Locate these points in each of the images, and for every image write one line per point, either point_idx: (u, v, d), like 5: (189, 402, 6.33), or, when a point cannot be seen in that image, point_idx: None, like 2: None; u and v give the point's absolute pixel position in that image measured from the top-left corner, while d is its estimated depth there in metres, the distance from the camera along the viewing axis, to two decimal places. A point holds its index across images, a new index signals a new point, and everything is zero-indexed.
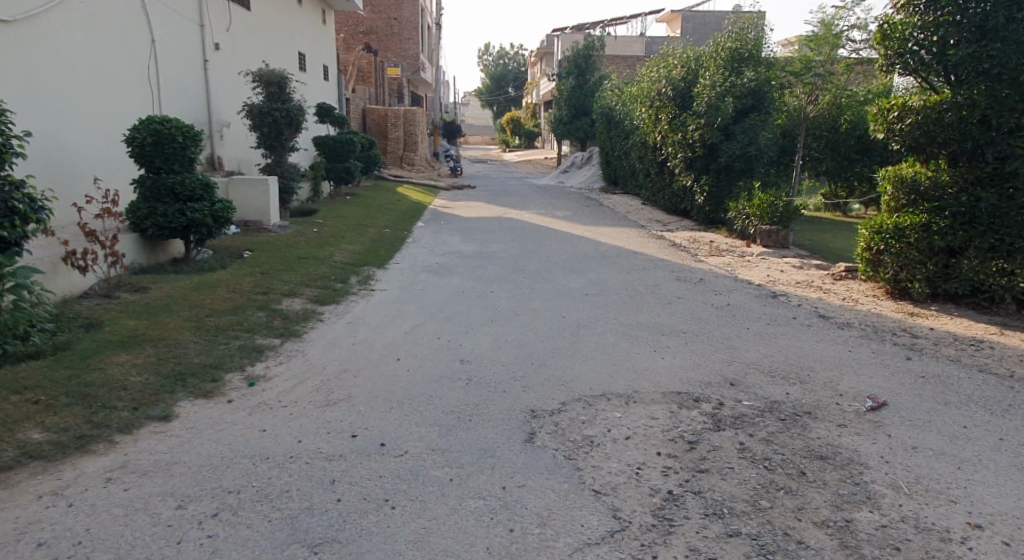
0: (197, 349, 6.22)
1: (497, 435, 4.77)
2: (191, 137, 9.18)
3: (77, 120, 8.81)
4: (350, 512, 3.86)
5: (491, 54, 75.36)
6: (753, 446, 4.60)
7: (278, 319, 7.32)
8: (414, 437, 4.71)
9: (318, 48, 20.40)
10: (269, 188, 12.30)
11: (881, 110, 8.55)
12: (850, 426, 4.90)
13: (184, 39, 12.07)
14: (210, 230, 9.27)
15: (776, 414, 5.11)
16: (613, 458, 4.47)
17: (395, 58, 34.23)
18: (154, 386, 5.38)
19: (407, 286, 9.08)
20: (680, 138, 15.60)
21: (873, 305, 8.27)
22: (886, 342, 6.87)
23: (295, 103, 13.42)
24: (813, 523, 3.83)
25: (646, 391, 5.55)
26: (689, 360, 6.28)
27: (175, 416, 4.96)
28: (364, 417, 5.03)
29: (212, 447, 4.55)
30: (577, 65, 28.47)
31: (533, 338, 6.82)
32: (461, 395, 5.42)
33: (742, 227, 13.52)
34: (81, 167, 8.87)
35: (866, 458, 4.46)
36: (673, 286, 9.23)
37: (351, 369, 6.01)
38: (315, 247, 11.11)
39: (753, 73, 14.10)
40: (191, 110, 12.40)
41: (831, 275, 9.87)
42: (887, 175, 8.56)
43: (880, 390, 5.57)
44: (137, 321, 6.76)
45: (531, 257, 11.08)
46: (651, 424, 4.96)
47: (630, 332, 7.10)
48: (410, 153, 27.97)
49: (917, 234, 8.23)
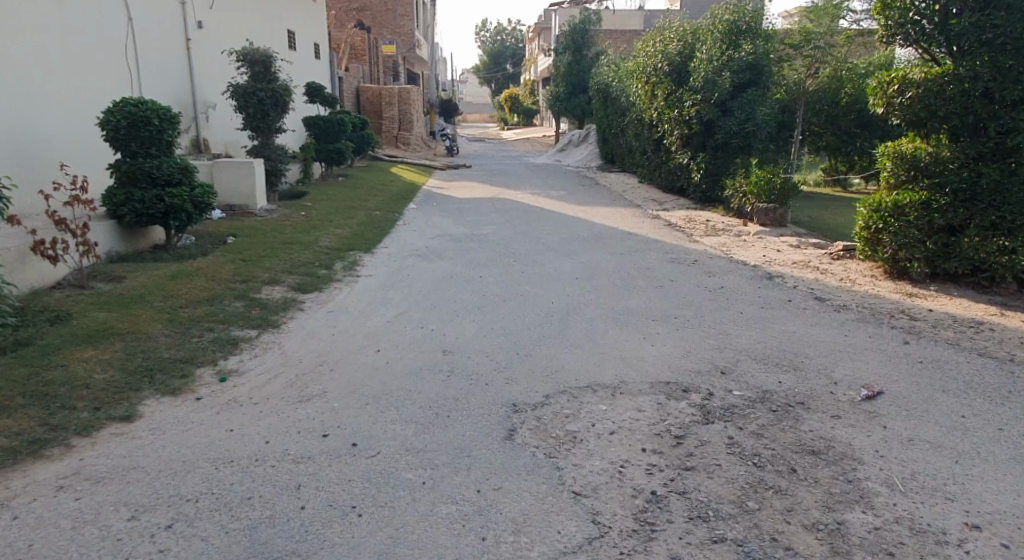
0: (167, 343, 5.98)
1: (474, 432, 4.54)
2: (168, 120, 8.89)
3: (47, 103, 8.50)
4: (313, 522, 3.67)
5: (488, 30, 74.31)
6: (742, 441, 4.37)
7: (256, 308, 7.08)
8: (388, 436, 4.49)
9: (307, 26, 19.96)
10: (255, 171, 12.00)
11: (880, 83, 8.24)
12: (846, 418, 4.67)
13: (165, 17, 11.71)
14: (190, 217, 9.00)
15: (767, 405, 4.87)
16: (595, 456, 4.25)
17: (389, 35, 33.57)
18: (118, 384, 5.16)
19: (393, 272, 8.83)
20: (676, 114, 15.22)
21: (872, 286, 8.02)
22: (883, 325, 6.63)
23: (280, 82, 13.07)
24: (802, 527, 3.61)
25: (633, 382, 5.32)
26: (680, 347, 6.04)
27: (138, 416, 4.75)
28: (337, 414, 4.80)
29: (173, 449, 4.35)
30: (574, 39, 27.77)
31: (519, 326, 6.59)
32: (441, 388, 5.19)
33: (738, 205, 13.27)
34: (52, 152, 8.58)
35: (861, 453, 4.22)
36: (666, 269, 8.98)
37: (328, 361, 5.78)
38: (301, 232, 10.85)
39: (750, 47, 13.71)
40: (173, 91, 12.06)
41: (829, 255, 9.61)
42: (886, 150, 8.26)
43: (876, 378, 5.34)
44: (107, 313, 6.52)
45: (522, 239, 10.82)
46: (637, 418, 4.73)
47: (619, 318, 6.85)
48: (405, 132, 27.57)
49: (917, 211, 7.98)
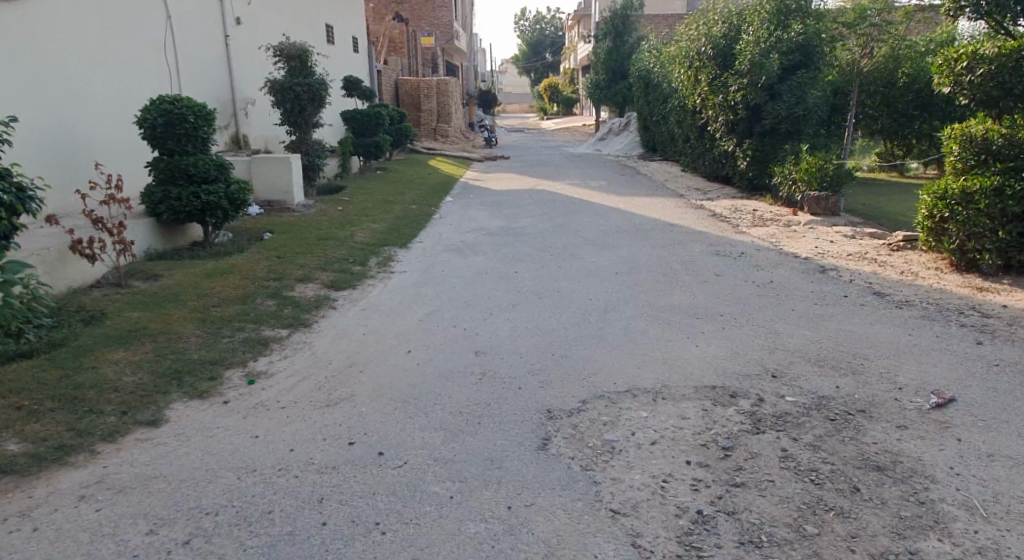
0: (197, 343, 5.79)
1: (506, 441, 4.28)
2: (204, 116, 8.77)
3: (87, 102, 8.43)
4: (335, 540, 3.48)
5: (528, 19, 73.70)
6: (796, 454, 4.04)
7: (289, 307, 6.91)
8: (417, 444, 4.26)
9: (346, 18, 19.84)
10: (292, 166, 11.88)
11: (947, 61, 7.95)
12: (913, 429, 4.30)
13: (202, 13, 11.64)
14: (227, 214, 8.88)
15: (824, 414, 4.54)
16: (635, 469, 3.97)
17: (428, 27, 33.44)
18: (146, 387, 4.98)
19: (428, 267, 8.65)
20: (721, 100, 14.75)
21: (937, 280, 7.56)
22: (953, 323, 6.21)
23: (317, 76, 12.91)
24: (868, 556, 3.28)
25: (677, 386, 5.01)
26: (727, 348, 5.70)
27: (164, 421, 4.57)
28: (364, 420, 4.59)
29: (195, 458, 4.17)
30: (615, 26, 27.28)
31: (555, 325, 6.31)
32: (472, 392, 4.94)
33: (787, 192, 12.78)
34: (92, 152, 8.51)
35: (933, 470, 3.85)
36: (711, 262, 8.60)
37: (357, 363, 5.57)
38: (337, 227, 10.71)
39: (800, 27, 13.17)
40: (212, 87, 12.00)
41: (887, 247, 9.10)
42: (953, 133, 7.89)
43: (948, 384, 4.95)
44: (141, 313, 6.39)
45: (560, 232, 10.53)
46: (681, 426, 4.43)
47: (661, 316, 6.53)
48: (444, 125, 27.37)
49: (988, 198, 7.46)
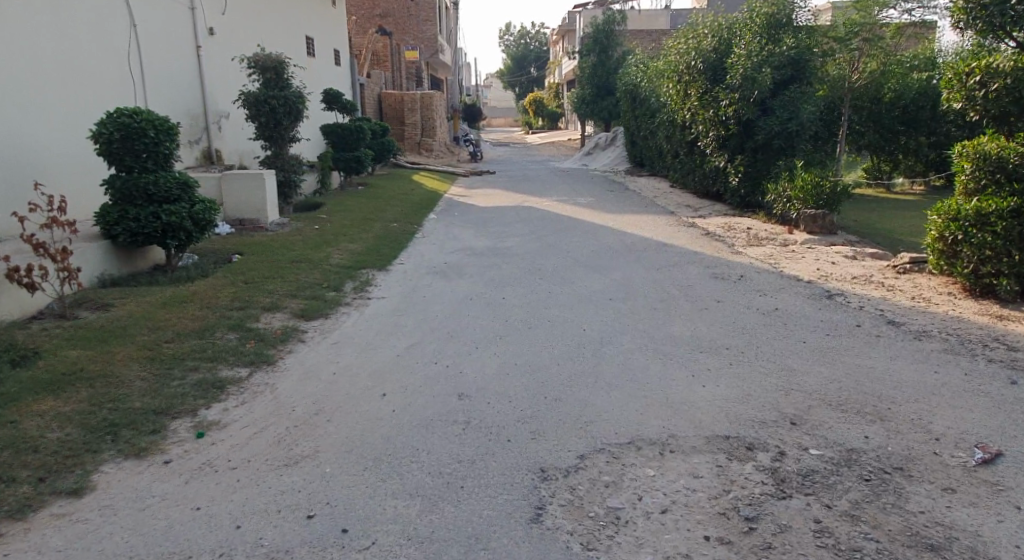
0: (142, 389, 5.10)
1: (493, 512, 3.67)
2: (165, 131, 8.10)
3: (35, 112, 7.75)
4: None
5: (513, 34, 73.41)
6: (833, 529, 3.49)
7: (251, 342, 6.24)
8: (387, 517, 3.64)
9: (325, 30, 19.17)
10: (265, 183, 11.21)
11: (958, 75, 7.52)
12: (963, 493, 3.76)
13: (170, 21, 10.98)
14: (190, 235, 8.21)
15: (856, 471, 3.98)
16: (646, 549, 3.40)
17: (412, 41, 32.81)
18: (74, 444, 4.29)
19: (408, 293, 8.02)
20: (711, 115, 14.23)
21: (952, 307, 7.03)
22: (978, 358, 5.68)
23: (292, 89, 12.26)
24: None
25: (684, 436, 4.41)
26: (738, 390, 5.10)
27: (90, 489, 3.90)
28: (328, 484, 3.96)
29: (120, 541, 3.53)
30: (598, 41, 26.85)
31: (545, 361, 5.69)
32: (455, 447, 4.31)
33: (781, 210, 12.21)
34: (39, 167, 7.80)
35: (995, 552, 3.33)
36: (711, 287, 8.01)
37: (324, 411, 4.91)
38: (312, 248, 10.04)
39: (793, 41, 12.75)
40: (181, 100, 11.33)
41: (892, 269, 8.57)
42: (965, 151, 7.43)
43: (990, 433, 4.41)
44: (81, 352, 5.70)
45: (549, 254, 9.91)
46: (695, 488, 3.84)
47: (661, 350, 5.93)
48: (428, 138, 26.82)
49: (1005, 220, 6.96)
